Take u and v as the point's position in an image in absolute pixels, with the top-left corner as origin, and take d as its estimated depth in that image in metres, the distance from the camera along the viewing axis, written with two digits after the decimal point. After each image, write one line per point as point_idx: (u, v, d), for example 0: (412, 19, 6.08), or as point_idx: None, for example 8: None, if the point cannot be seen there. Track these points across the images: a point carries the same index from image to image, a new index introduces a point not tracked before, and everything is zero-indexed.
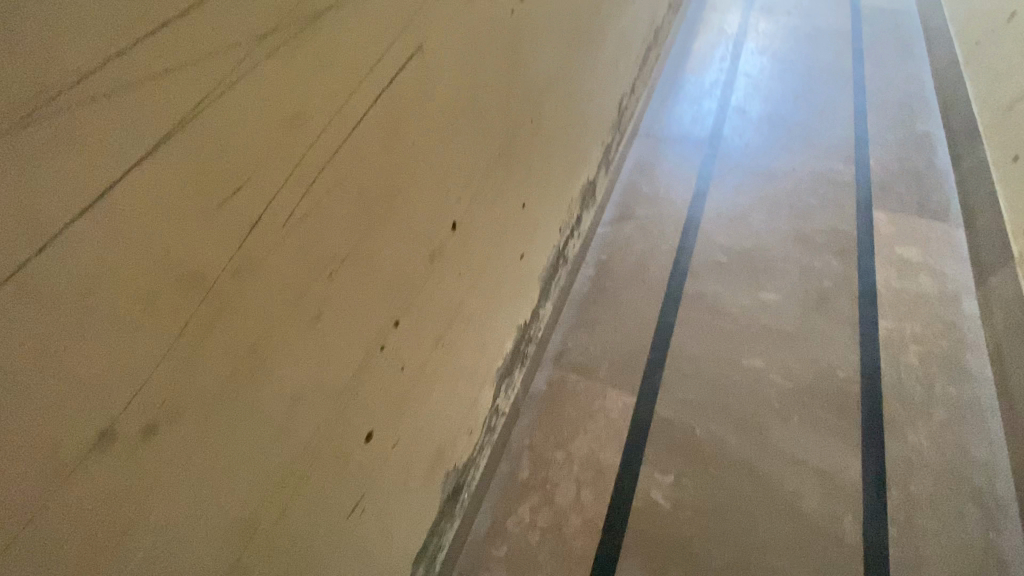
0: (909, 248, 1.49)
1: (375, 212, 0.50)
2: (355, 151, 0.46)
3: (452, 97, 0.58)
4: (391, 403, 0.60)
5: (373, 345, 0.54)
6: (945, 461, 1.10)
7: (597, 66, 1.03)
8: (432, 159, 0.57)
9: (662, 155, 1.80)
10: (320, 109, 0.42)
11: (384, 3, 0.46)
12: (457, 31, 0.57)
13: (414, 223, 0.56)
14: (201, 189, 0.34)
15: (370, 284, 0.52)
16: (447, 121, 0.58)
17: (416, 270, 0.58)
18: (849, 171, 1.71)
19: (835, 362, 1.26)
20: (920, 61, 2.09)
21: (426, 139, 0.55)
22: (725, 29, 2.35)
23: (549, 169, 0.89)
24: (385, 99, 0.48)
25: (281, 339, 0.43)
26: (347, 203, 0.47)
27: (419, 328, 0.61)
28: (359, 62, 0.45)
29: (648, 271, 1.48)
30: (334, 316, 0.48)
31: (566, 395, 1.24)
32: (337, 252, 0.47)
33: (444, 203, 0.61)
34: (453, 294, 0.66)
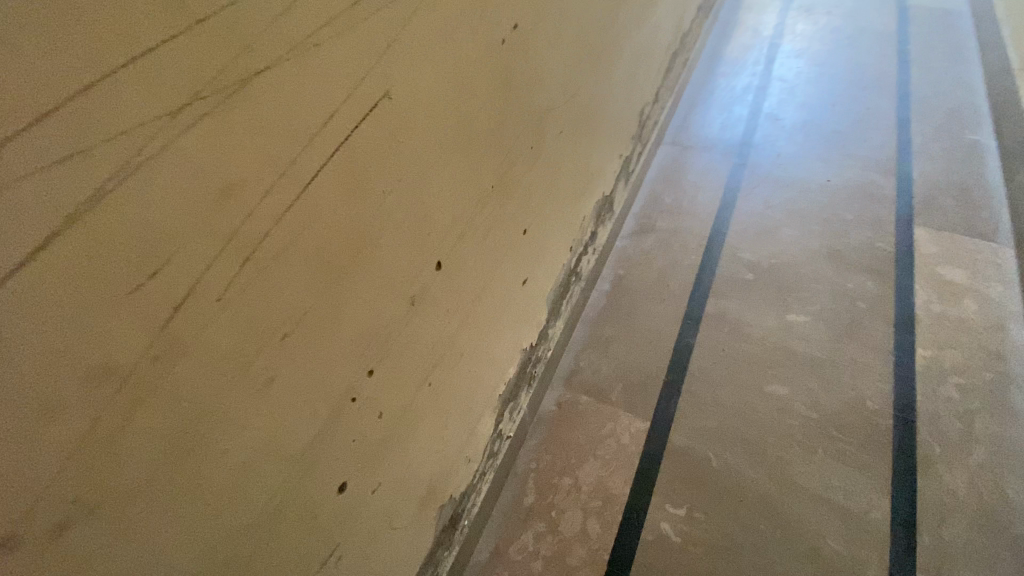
0: (953, 270, 1.38)
1: (336, 266, 0.47)
2: (310, 205, 0.43)
3: (436, 129, 0.54)
4: (368, 452, 0.58)
5: (338, 399, 0.52)
6: (985, 507, 1.02)
7: (614, 80, 0.99)
8: (411, 198, 0.53)
9: (688, 165, 1.73)
10: (260, 172, 0.38)
11: (350, 43, 0.42)
12: (450, 60, 0.53)
13: (387, 268, 0.53)
14: (106, 279, 0.31)
15: (332, 339, 0.49)
16: (431, 157, 0.54)
17: (395, 315, 0.56)
18: (889, 184, 1.61)
19: (866, 393, 1.18)
20: (972, 66, 1.96)
21: (402, 177, 0.52)
22: (760, 31, 2.25)
23: (558, 190, 0.85)
24: (351, 147, 0.45)
25: (221, 415, 0.41)
26: (299, 263, 0.43)
27: (395, 373, 0.58)
28: (312, 112, 0.41)
29: (667, 288, 1.42)
30: (288, 379, 0.46)
31: (576, 417, 1.20)
32: (289, 316, 0.44)
33: (430, 242, 0.58)
34: (438, 334, 0.63)
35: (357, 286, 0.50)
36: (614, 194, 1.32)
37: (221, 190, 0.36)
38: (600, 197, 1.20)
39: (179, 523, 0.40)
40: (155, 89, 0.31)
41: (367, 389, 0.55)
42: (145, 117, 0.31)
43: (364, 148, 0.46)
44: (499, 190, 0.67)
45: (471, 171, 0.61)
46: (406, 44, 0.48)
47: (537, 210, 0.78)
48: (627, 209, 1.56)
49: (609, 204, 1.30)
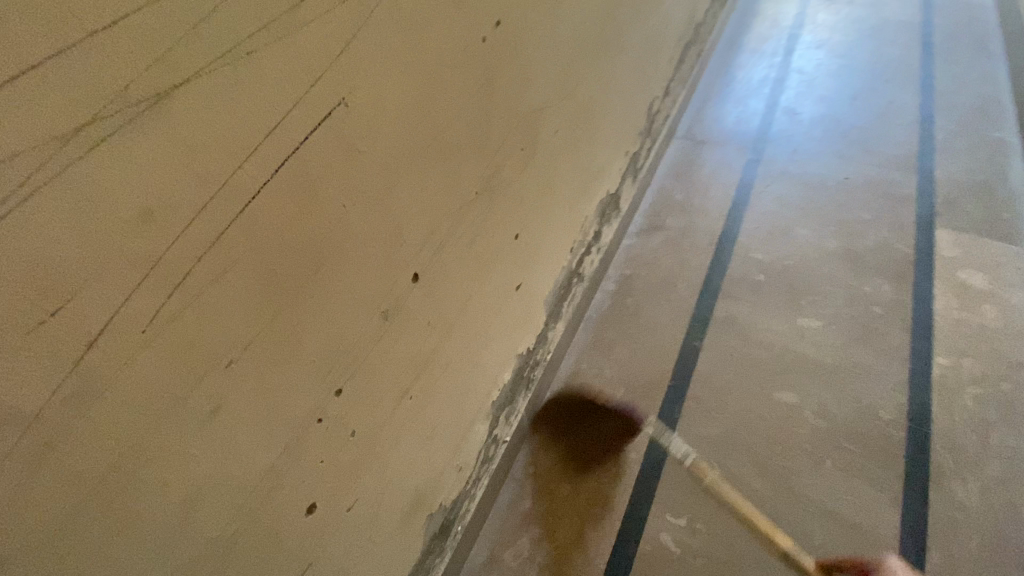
0: (974, 274, 1.32)
1: (286, 290, 0.47)
2: (252, 228, 0.42)
3: (401, 137, 0.52)
4: (339, 469, 0.57)
5: (300, 421, 0.51)
6: (999, 524, 0.97)
7: (618, 75, 0.95)
8: (376, 214, 0.52)
9: (700, 160, 1.67)
10: (189, 198, 0.38)
11: (291, 58, 0.41)
12: (425, 66, 0.52)
13: (350, 290, 0.52)
14: (9, 316, 0.31)
15: (287, 362, 0.49)
16: (397, 167, 0.53)
17: (364, 332, 0.55)
18: (910, 182, 1.54)
19: (878, 402, 1.14)
20: (1002, 59, 1.87)
21: (363, 193, 0.50)
22: (780, 20, 2.17)
23: (554, 192, 0.81)
24: (295, 167, 0.44)
25: (160, 443, 0.41)
26: (242, 288, 0.43)
27: (365, 393, 0.57)
28: (249, 134, 0.40)
29: (674, 288, 1.37)
30: (237, 404, 0.46)
31: (576, 421, 1.17)
32: (230, 341, 0.43)
33: (403, 256, 0.57)
34: (412, 349, 0.61)
35: (313, 309, 0.49)
36: (620, 191, 1.27)
37: (141, 217, 0.36)
38: (604, 195, 1.16)
39: (117, 555, 0.40)
40: (50, 119, 0.31)
41: (335, 409, 0.54)
42: (42, 146, 0.31)
43: (315, 166, 0.46)
44: (486, 194, 0.63)
45: (449, 178, 0.59)
46: (367, 54, 0.47)
47: (530, 214, 0.75)
48: (635, 206, 1.51)
49: (615, 202, 1.27)
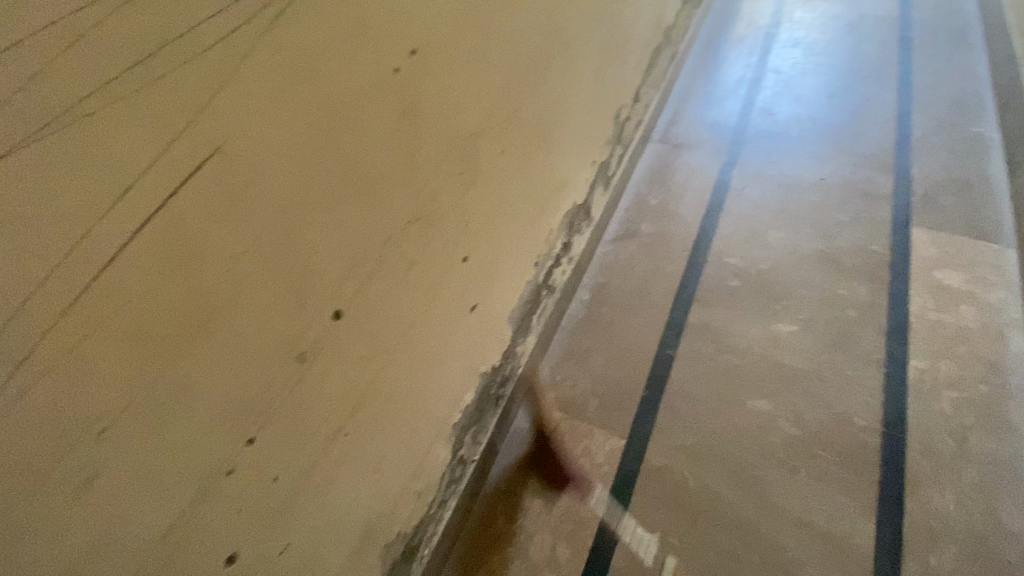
0: (951, 273, 1.31)
1: (179, 336, 0.39)
2: (137, 267, 0.35)
3: (325, 155, 0.47)
4: (265, 518, 0.52)
5: (207, 476, 0.45)
6: (974, 530, 0.96)
7: (575, 88, 0.94)
8: (295, 241, 0.46)
9: (676, 164, 1.65)
10: (36, 243, 0.30)
11: (187, 71, 0.35)
12: (348, 80, 0.47)
13: (263, 324, 0.45)
14: None
15: (190, 417, 0.42)
16: (322, 191, 0.47)
17: (283, 372, 0.49)
18: (886, 181, 1.53)
19: (854, 408, 1.12)
20: (979, 54, 1.87)
21: (276, 218, 0.44)
22: (756, 19, 2.16)
23: (506, 210, 0.80)
24: (193, 194, 0.37)
25: (18, 534, 0.33)
26: (116, 342, 0.35)
27: (289, 434, 0.51)
28: (116, 160, 0.33)
29: (649, 295, 1.36)
30: (122, 473, 0.38)
31: (549, 435, 1.16)
32: (115, 402, 0.36)
33: (331, 287, 0.51)
34: (349, 382, 0.57)
35: (216, 353, 0.42)
36: (591, 201, 1.27)
37: None
38: (572, 205, 1.15)
39: None
40: None
41: (249, 457, 0.48)
42: None
43: (211, 191, 0.38)
44: (427, 217, 0.61)
45: (387, 201, 0.55)
46: (280, 63, 0.41)
47: (479, 234, 0.73)
48: (611, 212, 1.49)
49: (586, 212, 1.26)
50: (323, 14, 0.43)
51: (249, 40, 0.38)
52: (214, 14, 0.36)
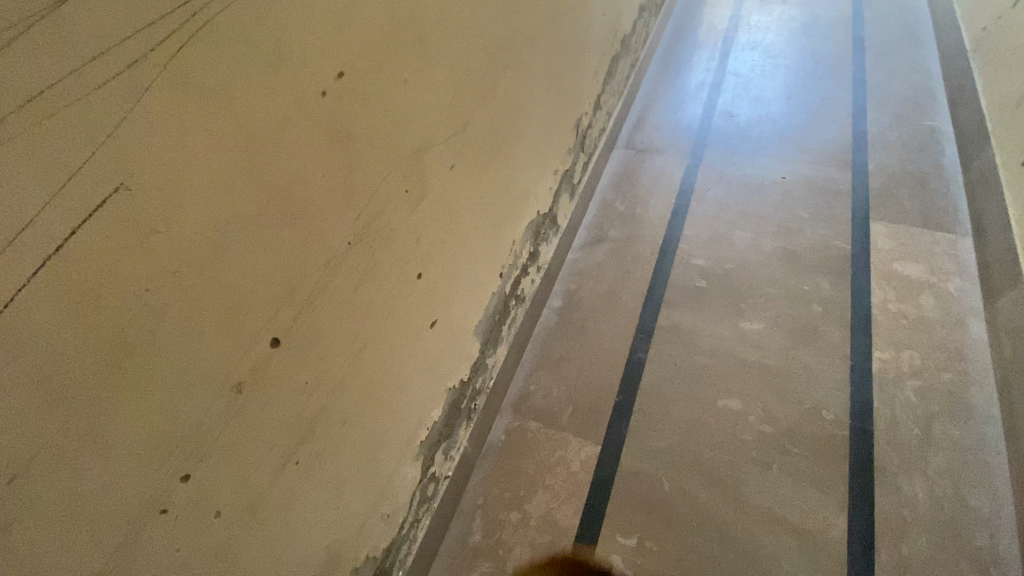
0: (909, 265, 1.35)
1: (95, 375, 0.38)
2: (41, 309, 0.34)
3: (251, 181, 0.46)
4: (209, 555, 0.51)
5: (137, 516, 0.43)
6: (942, 517, 0.98)
7: (527, 100, 0.95)
8: (220, 271, 0.45)
9: (641, 169, 1.68)
10: None
11: (90, 103, 0.34)
12: (273, 106, 0.46)
13: (189, 357, 0.44)
14: None
15: (112, 459, 0.40)
16: (250, 219, 0.46)
17: (217, 405, 0.48)
18: (844, 177, 1.57)
19: (821, 402, 1.14)
20: (927, 50, 1.93)
21: (200, 250, 0.43)
22: (715, 24, 2.21)
23: (461, 225, 0.81)
24: (103, 230, 0.36)
25: None
26: (21, 384, 0.33)
27: (227, 467, 0.50)
28: (13, 197, 0.31)
29: (619, 300, 1.37)
30: (38, 524, 0.36)
31: (524, 446, 1.15)
32: (24, 451, 0.34)
33: (267, 315, 0.51)
34: (293, 409, 0.57)
35: (139, 390, 0.41)
36: (556, 209, 1.28)
37: None
38: (536, 215, 1.16)
39: None
40: None
41: (184, 494, 0.47)
42: None
43: (124, 223, 0.37)
44: (370, 237, 0.61)
45: (323, 224, 0.54)
46: (198, 90, 0.40)
47: (433, 251, 0.75)
48: (579, 219, 1.50)
49: (552, 221, 1.27)
50: (244, 38, 0.42)
51: (160, 66, 0.37)
52: (119, 40, 0.35)
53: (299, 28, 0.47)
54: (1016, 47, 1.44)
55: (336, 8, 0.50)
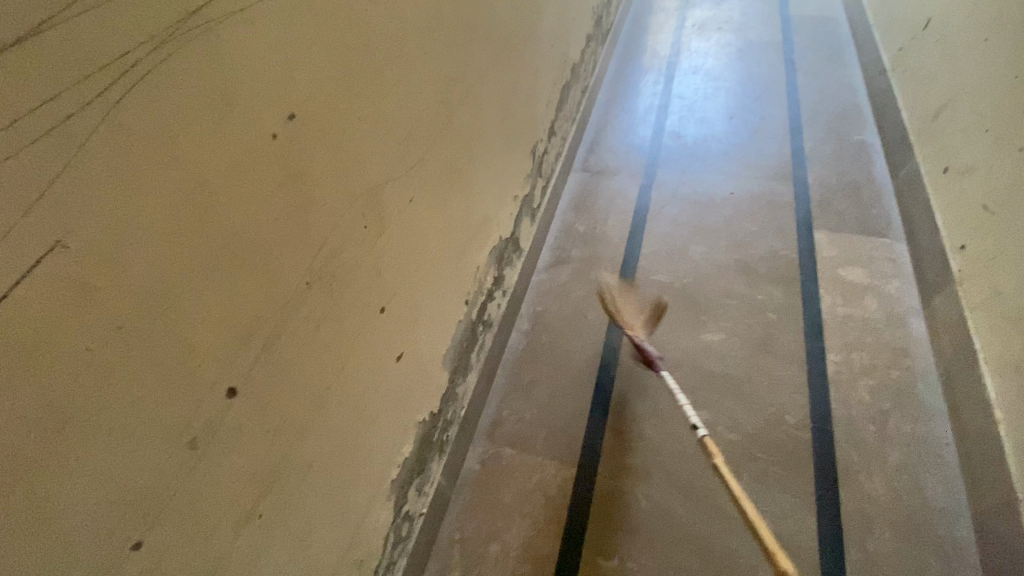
0: (852, 270, 1.43)
1: (34, 446, 0.35)
2: None
3: (203, 227, 0.45)
4: None
5: None
6: (903, 510, 1.02)
7: (481, 129, 0.97)
8: (172, 322, 0.43)
9: (598, 190, 1.73)
10: None
11: (21, 158, 0.32)
12: (221, 150, 0.45)
13: (139, 415, 0.42)
14: None
15: (54, 536, 0.37)
16: (201, 267, 0.45)
17: (170, 463, 0.45)
18: (787, 190, 1.66)
19: (784, 407, 1.18)
20: (851, 70, 2.09)
21: (147, 302, 0.41)
22: (659, 50, 2.33)
23: (422, 255, 0.81)
24: (41, 291, 0.34)
25: None
26: None
27: (185, 529, 0.48)
28: None
29: (584, 319, 1.38)
30: None
31: (500, 474, 1.14)
32: None
33: (221, 363, 0.49)
34: (255, 460, 0.54)
35: (83, 458, 0.38)
36: (518, 233, 1.30)
37: None
38: (498, 240, 1.17)
39: None
40: None
41: (137, 564, 0.43)
42: None
43: (64, 281, 0.35)
44: (329, 275, 0.60)
45: (279, 266, 0.53)
46: (140, 139, 0.39)
47: (395, 284, 0.75)
48: (541, 241, 1.52)
49: (515, 245, 1.29)
50: (191, 84, 0.42)
51: (100, 116, 0.36)
52: (54, 94, 0.33)
53: (245, 71, 0.47)
54: (929, 67, 1.57)
55: (285, 50, 0.50)
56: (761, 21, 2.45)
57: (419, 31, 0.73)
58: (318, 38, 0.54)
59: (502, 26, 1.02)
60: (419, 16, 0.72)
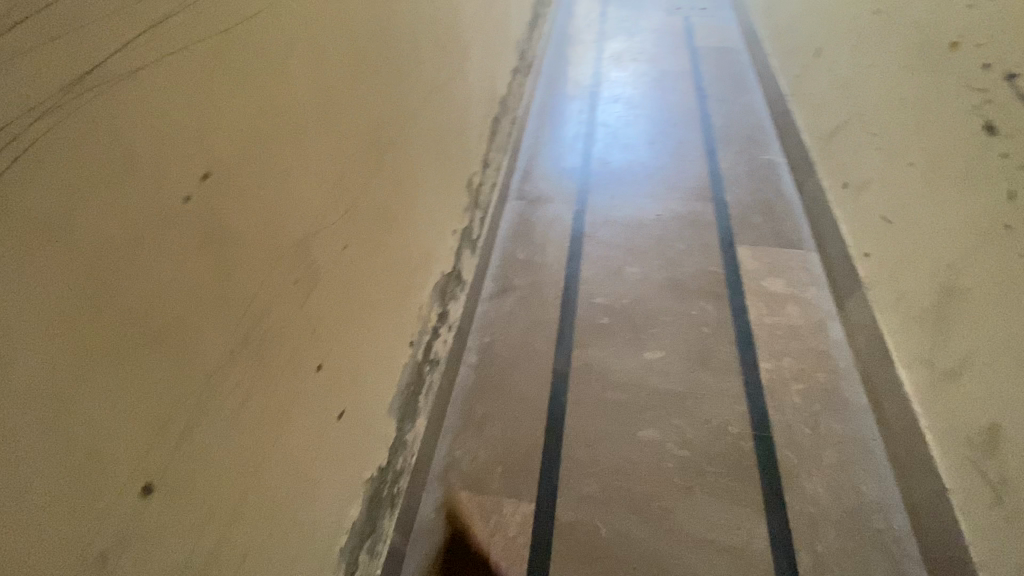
0: (773, 280, 1.53)
1: None
2: None
3: (108, 307, 0.40)
4: None
5: None
6: (843, 507, 1.08)
7: (413, 168, 0.95)
8: (75, 418, 0.38)
9: (534, 217, 1.75)
10: None
11: None
12: (128, 220, 0.41)
13: (37, 536, 0.36)
14: None
15: None
16: (107, 353, 0.40)
17: None
18: (708, 210, 1.76)
19: (727, 418, 1.23)
20: (753, 96, 2.28)
21: (41, 402, 0.35)
22: (580, 81, 2.44)
23: (358, 303, 0.77)
24: None
25: None
26: None
27: None
28: None
29: (531, 348, 1.38)
30: None
31: (457, 520, 1.09)
32: None
33: (136, 457, 0.43)
34: (182, 559, 0.48)
35: None
36: (460, 266, 1.28)
37: None
38: (440, 276, 1.15)
39: None
40: None
41: None
42: None
43: None
44: (256, 340, 0.56)
45: (199, 338, 0.48)
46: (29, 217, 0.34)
47: (330, 337, 0.70)
48: (482, 272, 1.51)
49: (457, 278, 1.27)
50: (87, 153, 0.37)
51: None
52: None
53: (154, 132, 0.43)
54: (821, 93, 1.75)
55: (199, 105, 0.47)
56: (670, 53, 2.63)
57: (343, 73, 0.71)
58: (233, 91, 0.51)
59: (428, 64, 1.02)
60: (341, 59, 0.70)
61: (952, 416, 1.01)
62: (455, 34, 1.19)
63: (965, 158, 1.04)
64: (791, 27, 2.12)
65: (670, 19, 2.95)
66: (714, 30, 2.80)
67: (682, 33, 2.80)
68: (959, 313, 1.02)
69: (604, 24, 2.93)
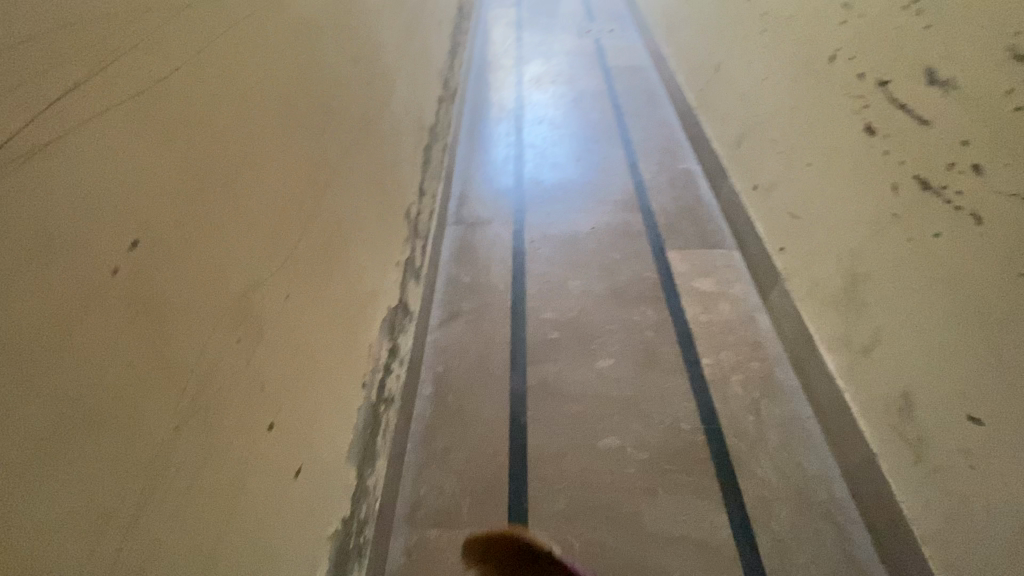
0: (704, 280, 1.63)
1: None
2: None
3: (39, 398, 0.36)
4: None
5: None
6: (791, 484, 1.15)
7: (348, 205, 0.94)
8: (9, 527, 0.34)
9: (475, 241, 1.77)
10: None
11: None
12: (55, 300, 0.38)
13: None
14: None
15: None
16: (43, 449, 0.36)
17: None
18: (638, 219, 1.86)
19: (678, 416, 1.28)
20: (666, 110, 2.44)
21: None
22: (504, 105, 2.52)
23: (304, 351, 0.74)
24: None
25: None
26: None
27: None
28: None
29: (486, 371, 1.38)
30: None
31: (429, 559, 1.06)
32: None
33: (82, 556, 0.39)
34: None
35: None
36: (406, 298, 1.26)
37: None
38: (387, 310, 1.13)
39: None
40: None
41: None
42: None
43: None
44: (201, 408, 0.53)
45: (140, 415, 0.45)
46: None
47: (279, 391, 0.68)
48: (428, 300, 1.50)
49: (404, 310, 1.25)
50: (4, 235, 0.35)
51: None
52: None
53: (77, 203, 0.40)
54: (725, 104, 1.90)
55: (123, 171, 0.45)
56: (586, 73, 2.78)
57: (269, 119, 0.69)
58: (159, 151, 0.49)
59: (355, 101, 1.01)
60: (266, 105, 0.69)
61: (871, 387, 1.10)
62: (378, 69, 1.19)
63: (854, 156, 1.17)
64: (692, 46, 2.30)
65: (582, 42, 3.11)
66: (624, 50, 2.99)
67: (594, 55, 2.96)
68: (864, 294, 1.13)
69: (521, 49, 3.05)
